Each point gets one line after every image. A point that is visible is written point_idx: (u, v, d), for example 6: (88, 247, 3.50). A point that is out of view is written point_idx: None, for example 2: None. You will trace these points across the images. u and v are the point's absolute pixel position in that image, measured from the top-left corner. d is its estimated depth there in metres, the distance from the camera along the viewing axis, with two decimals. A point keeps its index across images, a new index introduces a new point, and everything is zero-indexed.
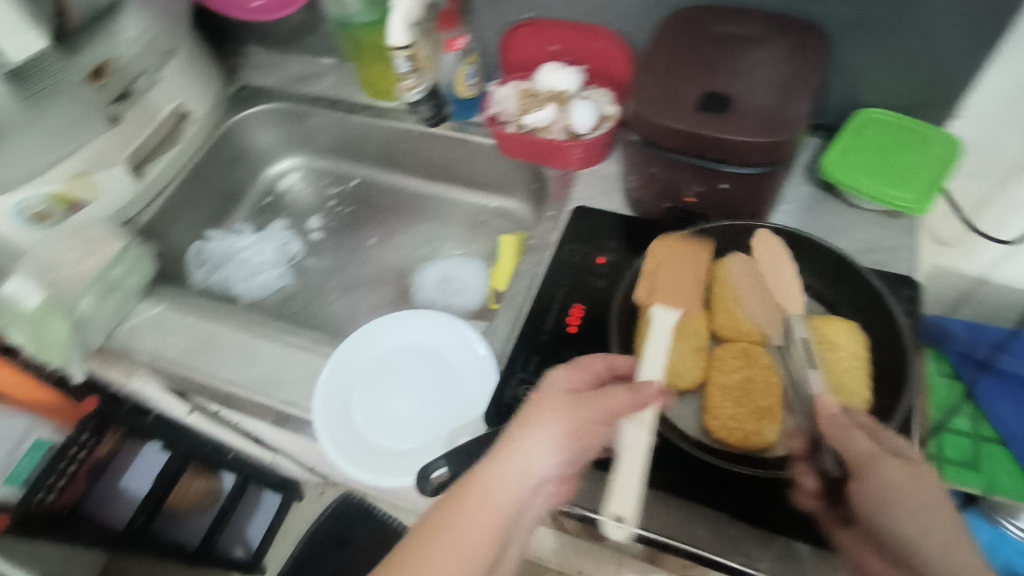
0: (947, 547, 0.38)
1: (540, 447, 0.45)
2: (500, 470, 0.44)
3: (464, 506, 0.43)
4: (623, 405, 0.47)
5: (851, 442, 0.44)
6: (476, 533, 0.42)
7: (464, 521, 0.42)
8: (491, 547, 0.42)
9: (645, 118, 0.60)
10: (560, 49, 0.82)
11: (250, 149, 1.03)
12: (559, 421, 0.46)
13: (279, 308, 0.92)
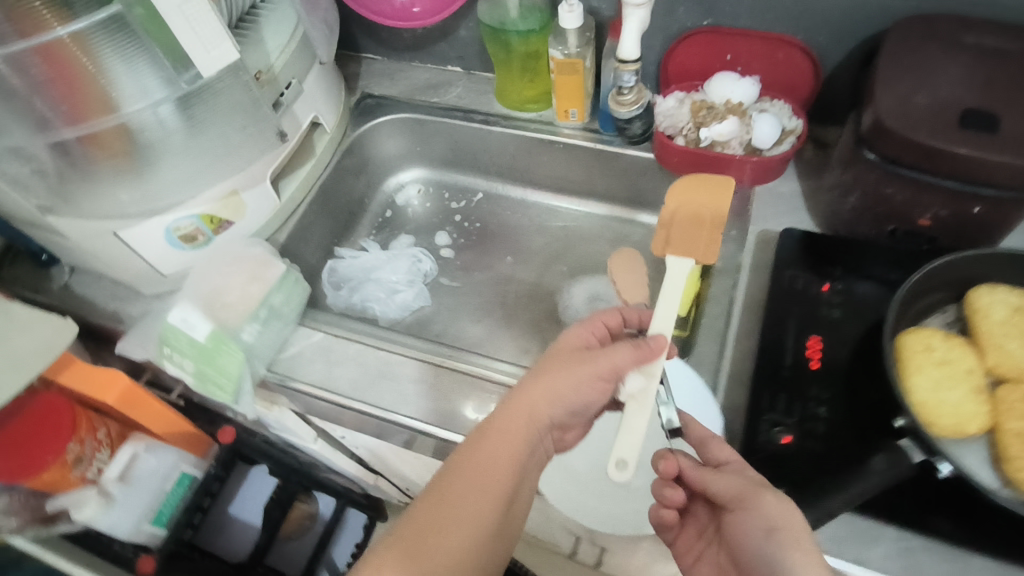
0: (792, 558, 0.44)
1: (551, 398, 0.53)
2: (514, 409, 0.52)
3: (489, 443, 0.50)
4: (623, 359, 0.54)
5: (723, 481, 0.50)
6: (497, 460, 0.50)
7: (487, 453, 0.49)
8: (509, 470, 0.50)
9: (898, 138, 0.55)
10: (734, 59, 0.78)
11: (373, 162, 0.98)
12: (569, 374, 0.54)
13: (420, 330, 0.87)
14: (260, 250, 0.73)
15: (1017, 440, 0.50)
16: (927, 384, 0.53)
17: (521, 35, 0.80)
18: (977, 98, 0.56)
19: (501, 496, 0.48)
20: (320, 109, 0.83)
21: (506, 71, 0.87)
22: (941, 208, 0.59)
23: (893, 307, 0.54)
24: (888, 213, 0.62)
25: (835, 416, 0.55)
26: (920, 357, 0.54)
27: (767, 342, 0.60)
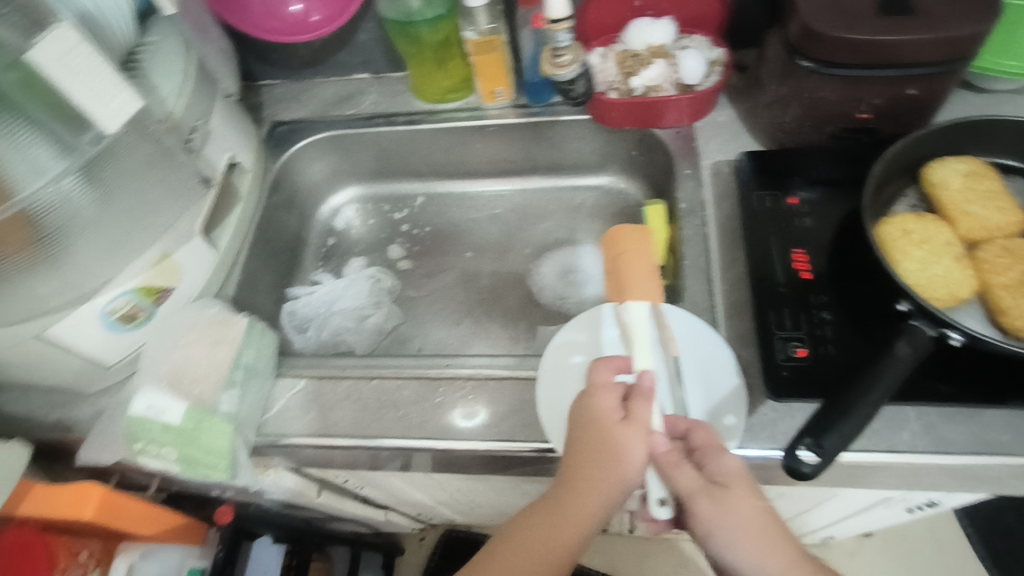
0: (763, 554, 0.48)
1: (576, 520, 0.50)
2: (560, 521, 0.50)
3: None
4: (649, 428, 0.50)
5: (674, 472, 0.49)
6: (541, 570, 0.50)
7: (512, 573, 0.50)
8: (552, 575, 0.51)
9: (829, 39, 0.57)
10: (643, 3, 0.78)
11: (300, 191, 0.92)
12: (592, 489, 0.50)
13: (400, 348, 0.82)
14: (215, 311, 0.67)
15: (1009, 293, 0.52)
16: (915, 265, 0.55)
17: (429, 23, 0.76)
18: None
19: None
20: (234, 147, 0.76)
21: (419, 65, 0.83)
22: (875, 98, 0.61)
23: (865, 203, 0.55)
24: (831, 115, 0.64)
25: (839, 318, 0.56)
26: (902, 242, 0.56)
27: (756, 265, 0.60)
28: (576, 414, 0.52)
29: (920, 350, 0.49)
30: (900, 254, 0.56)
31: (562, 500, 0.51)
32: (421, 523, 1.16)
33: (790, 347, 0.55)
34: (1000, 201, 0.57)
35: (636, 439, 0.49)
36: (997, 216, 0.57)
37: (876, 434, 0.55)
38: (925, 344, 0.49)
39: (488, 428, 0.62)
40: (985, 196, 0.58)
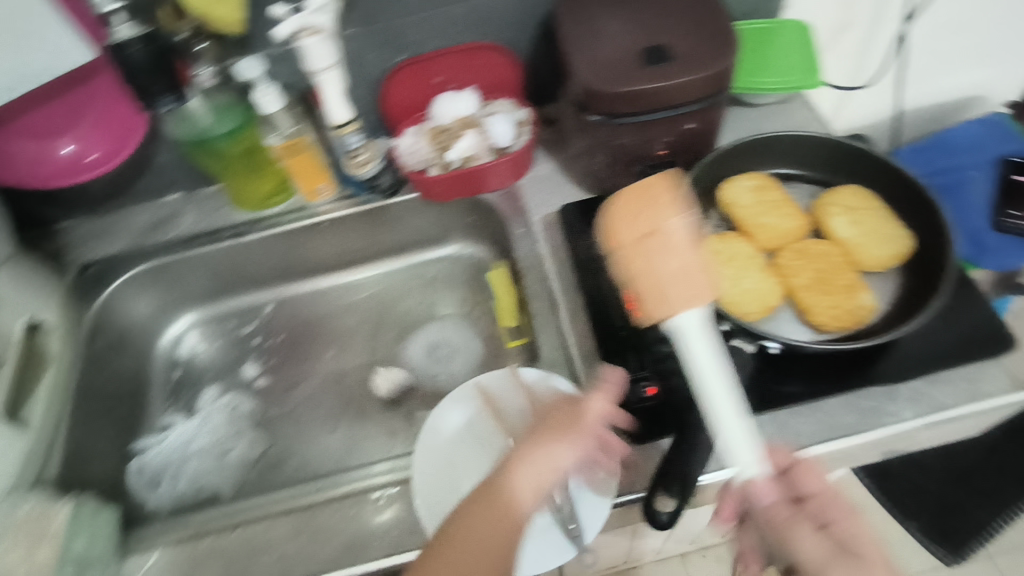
0: None
1: (525, 495, 0.47)
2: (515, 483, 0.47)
3: None
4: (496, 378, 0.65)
5: (791, 539, 0.47)
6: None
7: (476, 530, 0.46)
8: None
9: (603, 94, 0.61)
10: (444, 79, 0.80)
11: (128, 331, 0.84)
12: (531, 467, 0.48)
13: (273, 476, 0.76)
14: (28, 506, 0.59)
15: (810, 293, 0.57)
16: (729, 283, 0.58)
17: (226, 137, 0.73)
18: (645, 40, 0.63)
19: None
20: (32, 309, 0.72)
21: (232, 177, 0.79)
22: (666, 137, 0.66)
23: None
24: (631, 157, 0.68)
25: (682, 350, 0.58)
26: (714, 264, 0.59)
27: (596, 316, 0.61)
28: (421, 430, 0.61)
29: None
30: (714, 277, 0.58)
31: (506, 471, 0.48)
32: None
33: (639, 388, 0.56)
34: (784, 207, 0.62)
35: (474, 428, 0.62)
36: (787, 221, 0.62)
37: None
38: (747, 361, 0.53)
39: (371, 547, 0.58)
40: (773, 207, 0.62)
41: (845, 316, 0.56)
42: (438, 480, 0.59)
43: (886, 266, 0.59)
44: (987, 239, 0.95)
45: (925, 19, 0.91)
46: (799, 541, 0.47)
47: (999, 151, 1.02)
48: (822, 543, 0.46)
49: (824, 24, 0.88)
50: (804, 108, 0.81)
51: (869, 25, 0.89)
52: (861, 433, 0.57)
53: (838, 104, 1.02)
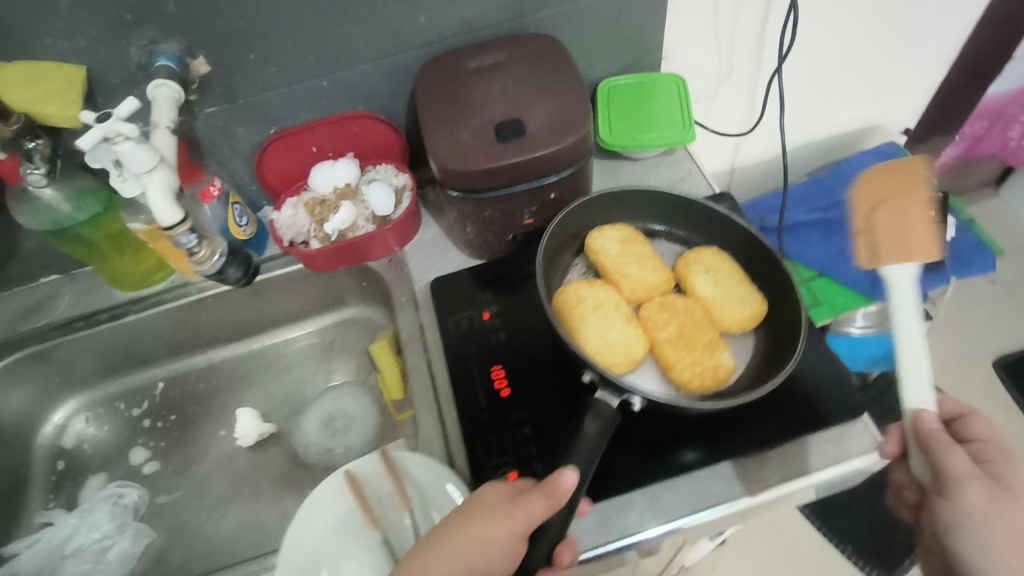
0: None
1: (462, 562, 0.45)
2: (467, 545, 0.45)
3: None
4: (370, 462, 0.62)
5: (953, 459, 0.47)
6: None
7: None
8: None
9: (456, 173, 0.60)
10: (320, 148, 0.78)
11: (3, 425, 0.80)
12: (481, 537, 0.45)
13: (156, 572, 0.72)
14: None
15: (671, 348, 0.56)
16: (593, 331, 0.56)
17: (86, 224, 0.70)
18: (503, 111, 0.63)
19: None
20: None
21: (100, 259, 0.76)
22: (531, 206, 0.65)
23: (540, 275, 0.56)
24: (501, 227, 0.67)
25: (540, 429, 0.57)
26: (580, 310, 0.58)
27: (462, 398, 0.60)
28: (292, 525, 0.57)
29: (609, 422, 0.51)
30: (580, 325, 0.57)
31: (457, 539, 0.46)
32: None
33: (500, 474, 0.54)
34: (651, 260, 0.62)
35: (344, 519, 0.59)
36: (654, 274, 0.61)
37: (608, 525, 0.57)
38: (609, 413, 0.51)
39: None
40: (640, 258, 0.62)
41: (707, 375, 0.55)
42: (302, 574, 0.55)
43: (745, 327, 0.59)
44: (885, 273, 0.95)
45: (805, 63, 0.93)
46: (954, 466, 0.46)
47: None
48: (980, 483, 0.45)
49: (709, 71, 0.89)
50: (688, 159, 0.81)
51: (752, 71, 0.90)
52: (726, 502, 0.57)
53: (734, 149, 1.05)
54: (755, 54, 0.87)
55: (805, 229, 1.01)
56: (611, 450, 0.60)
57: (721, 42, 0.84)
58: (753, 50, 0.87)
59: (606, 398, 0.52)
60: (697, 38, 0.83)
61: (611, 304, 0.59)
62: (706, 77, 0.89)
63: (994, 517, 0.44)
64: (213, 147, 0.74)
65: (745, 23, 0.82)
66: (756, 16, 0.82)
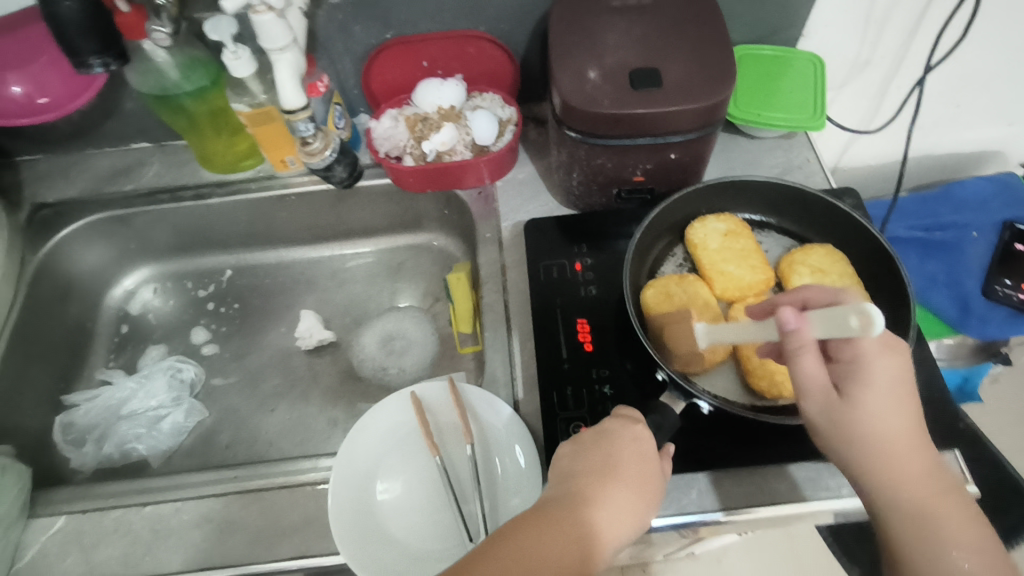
0: (909, 481, 0.44)
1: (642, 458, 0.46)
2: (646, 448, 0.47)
3: (604, 463, 0.45)
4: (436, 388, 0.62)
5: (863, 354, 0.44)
6: (621, 469, 0.45)
7: (625, 458, 0.45)
8: (620, 474, 0.44)
9: (581, 113, 0.58)
10: (431, 64, 0.75)
11: (76, 280, 0.82)
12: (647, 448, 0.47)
13: (205, 449, 0.74)
14: None
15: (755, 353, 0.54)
16: (675, 328, 0.56)
17: (192, 96, 0.69)
18: (640, 58, 0.60)
19: (607, 471, 0.44)
20: None
21: (195, 135, 0.76)
22: (646, 163, 0.62)
23: (625, 265, 0.57)
24: (609, 180, 0.65)
25: (621, 391, 0.55)
26: (664, 305, 0.57)
27: (542, 344, 0.59)
28: (353, 431, 0.59)
29: (669, 423, 0.50)
30: (663, 319, 0.56)
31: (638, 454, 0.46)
32: None
33: (572, 427, 0.53)
34: (751, 260, 0.60)
35: (403, 435, 0.60)
36: (755, 276, 0.59)
37: (666, 499, 0.56)
38: (674, 422, 0.50)
39: (275, 546, 0.57)
40: (740, 255, 0.60)
41: (788, 385, 0.53)
42: (355, 481, 0.57)
43: None
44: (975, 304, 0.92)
45: (947, 66, 0.86)
46: (811, 376, 0.44)
47: (1006, 214, 0.97)
48: (828, 388, 0.44)
49: (844, 59, 0.83)
50: (809, 146, 0.76)
51: (891, 66, 0.84)
52: (793, 504, 0.55)
53: (843, 149, 1.00)
54: (901, 46, 0.81)
55: (900, 248, 0.97)
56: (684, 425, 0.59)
57: (869, 27, 0.78)
58: (900, 42, 0.80)
59: (669, 403, 0.52)
60: (846, 18, 0.77)
61: (699, 302, 0.58)
62: (840, 63, 0.83)
63: (851, 411, 0.44)
64: (326, 41, 0.72)
65: (902, 9, 0.76)
66: (917, 5, 0.75)
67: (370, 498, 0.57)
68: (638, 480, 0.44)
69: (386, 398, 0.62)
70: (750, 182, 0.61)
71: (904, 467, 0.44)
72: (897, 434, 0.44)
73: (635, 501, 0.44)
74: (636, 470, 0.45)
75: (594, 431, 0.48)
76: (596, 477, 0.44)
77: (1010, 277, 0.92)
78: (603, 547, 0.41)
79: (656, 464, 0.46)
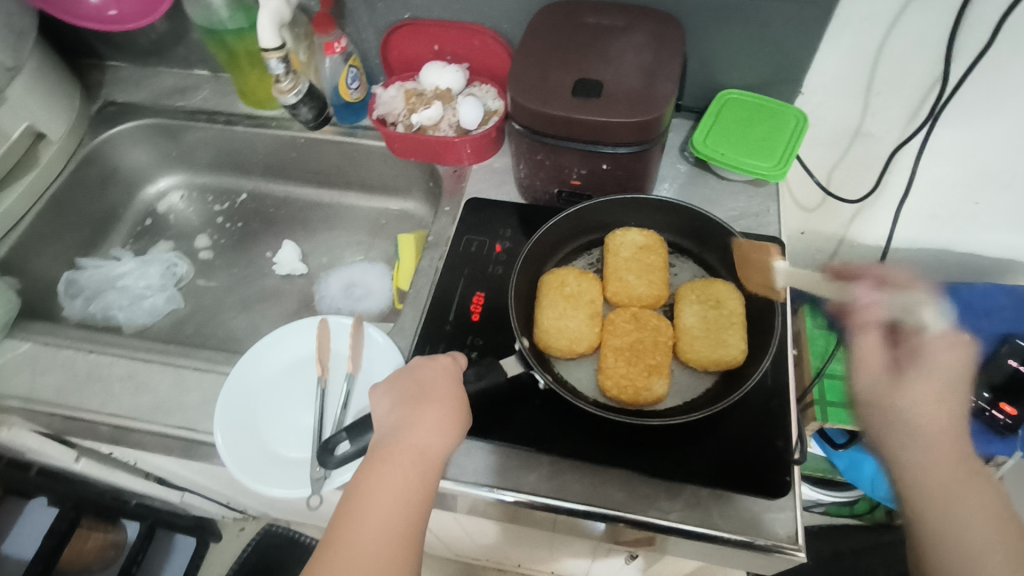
0: (943, 481, 0.49)
1: (441, 380, 0.53)
2: (443, 370, 0.54)
3: (411, 390, 0.52)
4: (343, 324, 0.69)
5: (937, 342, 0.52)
6: (425, 390, 0.52)
7: (427, 381, 0.53)
8: (422, 395, 0.52)
9: (522, 106, 0.63)
10: (441, 48, 0.83)
11: (121, 170, 0.96)
12: (444, 370, 0.54)
13: (169, 333, 0.86)
14: None
15: (614, 355, 0.57)
16: (554, 314, 0.59)
17: (233, 34, 0.81)
18: (595, 69, 0.64)
19: (414, 396, 0.52)
20: (36, 116, 0.81)
21: (238, 73, 0.87)
22: (580, 168, 0.67)
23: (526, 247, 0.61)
24: (549, 177, 0.70)
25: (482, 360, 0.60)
26: (554, 291, 0.61)
27: (436, 304, 0.64)
28: (261, 344, 0.68)
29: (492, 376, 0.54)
30: (546, 301, 0.60)
31: (436, 376, 0.53)
32: (225, 508, 1.20)
33: None
34: (653, 273, 0.62)
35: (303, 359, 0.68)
36: (651, 292, 0.61)
37: (502, 472, 0.59)
38: (499, 380, 0.55)
39: (172, 414, 0.66)
40: (645, 268, 0.62)
41: (629, 391, 0.55)
42: (248, 385, 0.66)
43: (708, 370, 0.58)
44: None
45: (961, 157, 0.83)
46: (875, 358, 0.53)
47: (1010, 326, 0.91)
48: (880, 365, 0.53)
49: (845, 126, 0.82)
50: (774, 198, 0.77)
51: (896, 143, 0.82)
52: (615, 511, 0.57)
53: (847, 221, 0.98)
54: (906, 124, 0.79)
55: None
56: (535, 402, 0.60)
57: (870, 98, 0.78)
58: (906, 120, 0.79)
59: (507, 365, 0.55)
60: (845, 84, 0.77)
61: (586, 297, 0.61)
62: (843, 129, 0.83)
63: (906, 383, 0.51)
64: (354, 11, 0.81)
65: (904, 85, 0.75)
66: (920, 83, 0.74)
67: (255, 397, 0.65)
68: (437, 396, 0.52)
69: (298, 325, 0.70)
70: (674, 206, 0.64)
71: (923, 451, 0.50)
72: (941, 415, 0.50)
73: (445, 416, 0.51)
74: (438, 389, 0.52)
75: (404, 369, 0.54)
76: (407, 403, 0.51)
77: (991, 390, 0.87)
78: (423, 462, 0.49)
79: (457, 383, 0.53)
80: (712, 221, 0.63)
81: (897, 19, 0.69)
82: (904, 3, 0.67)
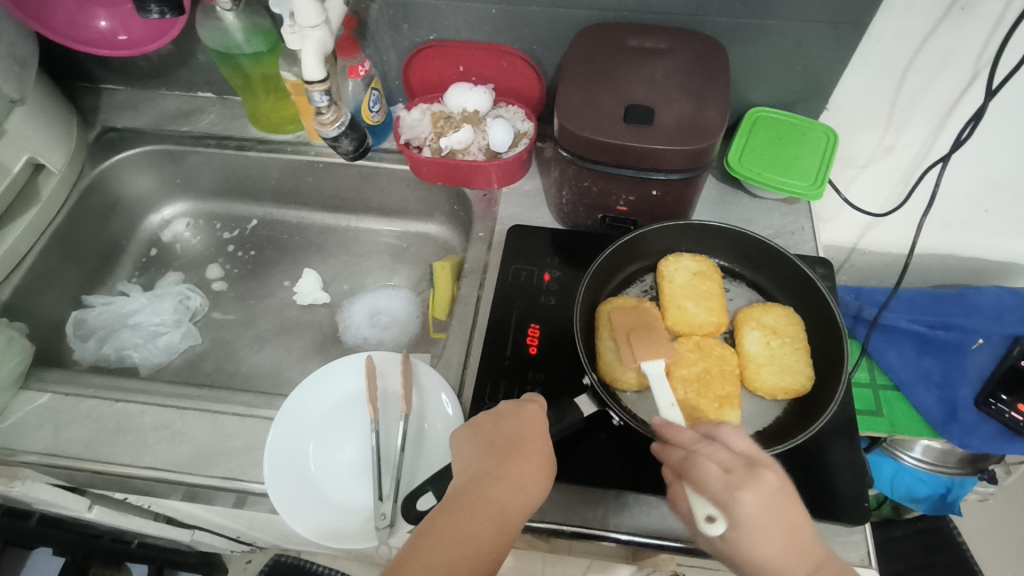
0: None
1: (533, 430, 0.52)
2: (536, 421, 0.52)
3: (500, 436, 0.51)
4: (390, 358, 0.67)
5: (705, 480, 0.46)
6: (514, 439, 0.51)
7: (517, 429, 0.52)
8: (511, 444, 0.51)
9: (571, 133, 0.61)
10: (467, 69, 0.81)
11: (123, 199, 0.92)
12: (536, 421, 0.52)
13: (189, 371, 0.82)
14: None
15: (683, 387, 0.58)
16: (617, 344, 0.59)
17: (250, 58, 0.78)
18: (642, 95, 0.63)
19: (503, 443, 0.51)
20: (36, 149, 0.76)
21: (250, 95, 0.85)
22: (628, 195, 0.66)
23: (587, 278, 0.60)
24: (595, 204, 0.69)
25: (548, 395, 0.60)
26: (615, 321, 0.61)
27: (492, 338, 0.64)
28: (303, 384, 0.65)
29: (570, 420, 0.55)
30: (609, 332, 0.60)
31: (527, 426, 0.52)
32: (237, 544, 1.15)
33: None
34: (712, 302, 0.63)
35: (350, 395, 0.66)
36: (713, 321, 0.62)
37: (569, 508, 0.58)
38: (575, 421, 0.55)
39: (212, 464, 0.63)
40: (702, 295, 0.63)
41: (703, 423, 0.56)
42: (295, 428, 0.63)
43: (776, 398, 0.59)
44: (964, 414, 0.86)
45: (975, 168, 0.86)
46: (705, 484, 0.46)
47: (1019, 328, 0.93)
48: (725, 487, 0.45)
49: (865, 140, 0.84)
50: (807, 215, 0.77)
51: (914, 156, 0.84)
52: (689, 542, 0.56)
53: (863, 231, 1.00)
54: (927, 137, 0.81)
55: (899, 336, 0.91)
56: (602, 436, 0.60)
57: (894, 114, 0.79)
58: (926, 134, 0.81)
59: (581, 404, 0.56)
60: (870, 100, 0.78)
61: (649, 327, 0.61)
62: (863, 144, 0.84)
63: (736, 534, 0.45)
64: (376, 32, 0.79)
65: (927, 101, 0.77)
66: (945, 99, 0.76)
67: (304, 440, 0.63)
68: (529, 449, 0.50)
69: (342, 360, 0.67)
70: (727, 231, 0.64)
71: (775, 551, 0.44)
72: (778, 515, 0.45)
73: (531, 470, 0.49)
74: (528, 440, 0.51)
75: (491, 413, 0.53)
76: (494, 450, 0.50)
77: (1007, 392, 0.87)
78: (503, 513, 0.46)
79: (547, 436, 0.52)
80: (766, 246, 0.64)
81: (924, 39, 0.70)
82: (935, 24, 0.68)
